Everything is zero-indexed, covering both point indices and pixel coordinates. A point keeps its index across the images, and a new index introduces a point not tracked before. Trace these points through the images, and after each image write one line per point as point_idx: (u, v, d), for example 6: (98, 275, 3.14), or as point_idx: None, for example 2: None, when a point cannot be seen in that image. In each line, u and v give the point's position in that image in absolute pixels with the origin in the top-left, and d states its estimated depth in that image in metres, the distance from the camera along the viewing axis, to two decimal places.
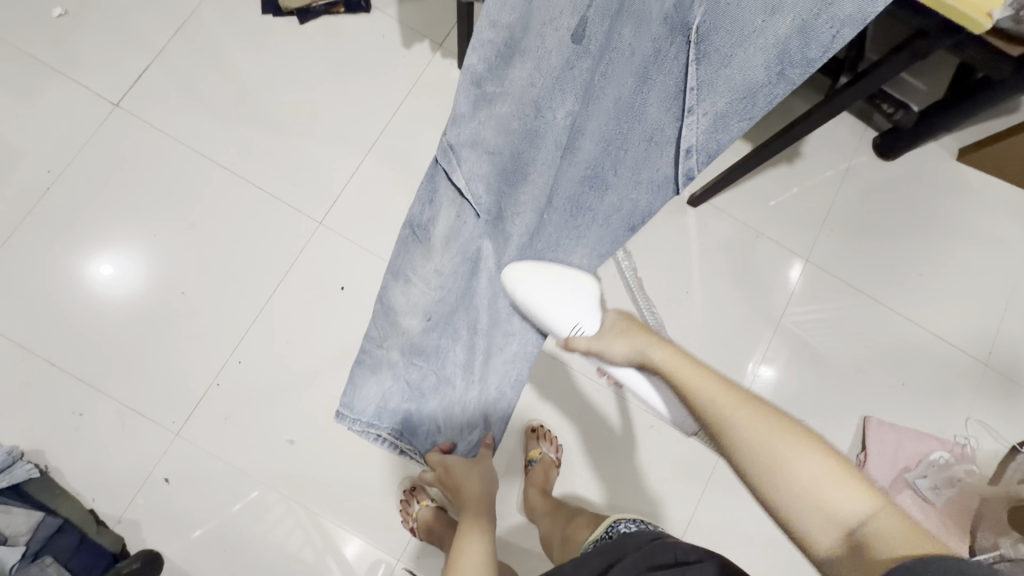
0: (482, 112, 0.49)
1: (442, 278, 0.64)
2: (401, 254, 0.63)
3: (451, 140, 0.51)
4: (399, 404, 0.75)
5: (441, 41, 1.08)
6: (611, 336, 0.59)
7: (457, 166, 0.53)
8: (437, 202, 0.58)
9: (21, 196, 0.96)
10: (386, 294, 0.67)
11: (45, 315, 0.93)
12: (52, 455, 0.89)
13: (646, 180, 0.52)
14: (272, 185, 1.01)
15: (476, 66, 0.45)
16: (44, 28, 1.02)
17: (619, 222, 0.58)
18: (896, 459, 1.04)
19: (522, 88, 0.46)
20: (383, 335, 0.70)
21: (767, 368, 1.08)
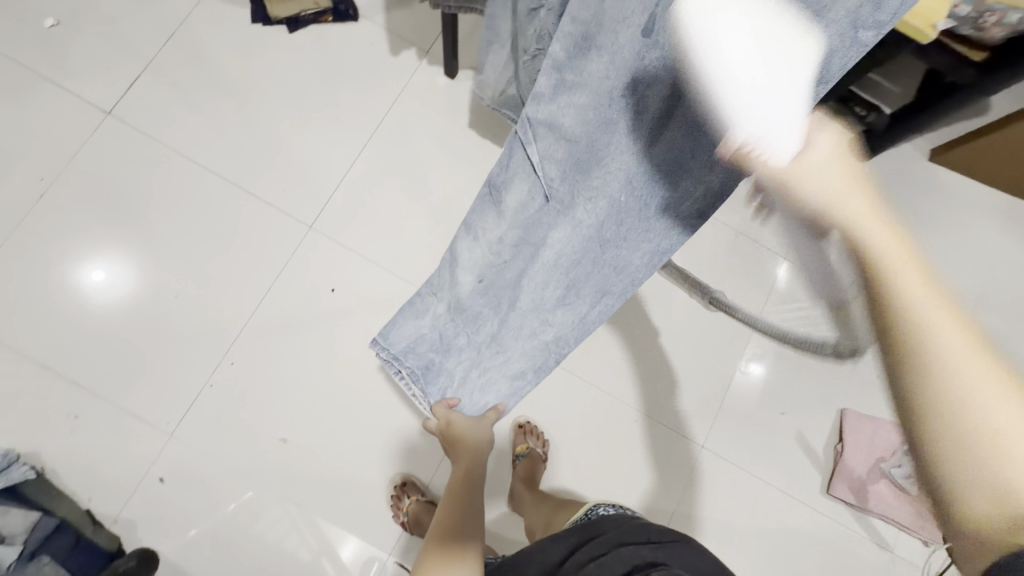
0: (562, 96, 0.47)
1: (502, 246, 0.62)
2: (476, 211, 0.64)
3: (529, 114, 0.50)
4: (425, 351, 0.77)
5: (428, 49, 1.11)
6: (823, 159, 0.40)
7: (533, 140, 0.52)
8: (512, 169, 0.56)
9: (14, 203, 0.98)
10: (454, 247, 0.68)
11: (39, 319, 0.95)
12: (47, 457, 0.91)
13: (736, 163, 0.46)
14: (263, 189, 1.04)
15: (558, 53, 0.45)
16: (35, 37, 1.04)
17: (692, 211, 0.52)
18: (872, 449, 1.07)
19: (599, 80, 0.44)
20: (439, 285, 0.74)
21: (758, 366, 1.11)
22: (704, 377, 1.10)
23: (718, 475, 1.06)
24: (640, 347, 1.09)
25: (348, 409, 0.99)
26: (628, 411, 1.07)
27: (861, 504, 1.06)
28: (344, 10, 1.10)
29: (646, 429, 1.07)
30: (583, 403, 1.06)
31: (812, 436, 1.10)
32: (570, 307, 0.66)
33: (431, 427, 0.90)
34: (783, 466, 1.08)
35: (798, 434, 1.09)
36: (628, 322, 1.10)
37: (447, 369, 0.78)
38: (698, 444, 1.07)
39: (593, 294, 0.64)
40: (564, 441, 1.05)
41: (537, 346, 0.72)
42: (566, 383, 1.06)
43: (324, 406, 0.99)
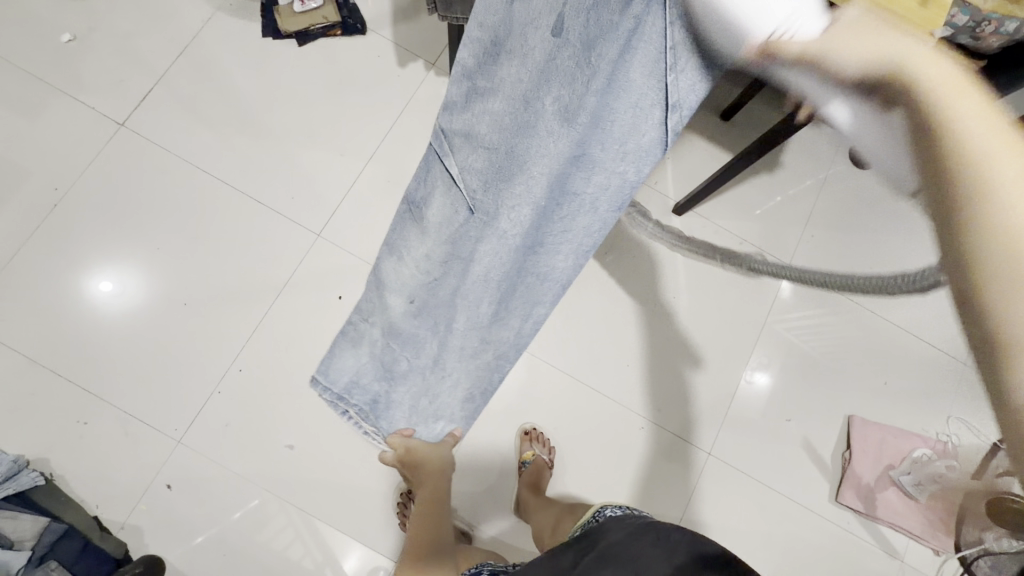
0: (476, 104, 0.50)
1: (430, 264, 0.66)
2: (397, 230, 0.68)
3: (444, 126, 0.54)
4: (369, 384, 0.80)
5: (434, 61, 1.14)
6: (846, 31, 0.36)
7: (451, 153, 0.55)
8: (432, 185, 0.60)
9: (29, 212, 1.00)
10: (381, 266, 0.72)
11: (50, 326, 0.96)
12: (56, 463, 0.92)
13: (632, 148, 0.47)
14: (272, 199, 1.05)
15: (468, 61, 0.48)
16: (51, 52, 1.06)
17: (609, 204, 0.53)
18: (880, 456, 1.07)
19: (511, 84, 0.46)
20: (370, 312, 0.77)
21: (762, 375, 1.11)
22: (709, 384, 1.10)
23: (724, 483, 1.06)
24: (644, 354, 1.10)
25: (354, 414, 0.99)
26: (635, 418, 1.07)
27: (870, 511, 1.05)
28: (352, 24, 1.13)
29: (652, 436, 1.07)
30: (590, 410, 1.06)
31: (818, 443, 1.09)
32: (502, 321, 0.69)
33: (387, 457, 0.87)
34: (790, 474, 1.07)
35: (804, 440, 1.09)
36: (633, 329, 1.10)
37: (394, 400, 0.81)
38: (703, 451, 1.07)
39: (523, 307, 0.67)
40: (569, 448, 1.05)
41: (474, 360, 0.75)
42: (570, 391, 1.07)
43: (331, 413, 0.99)
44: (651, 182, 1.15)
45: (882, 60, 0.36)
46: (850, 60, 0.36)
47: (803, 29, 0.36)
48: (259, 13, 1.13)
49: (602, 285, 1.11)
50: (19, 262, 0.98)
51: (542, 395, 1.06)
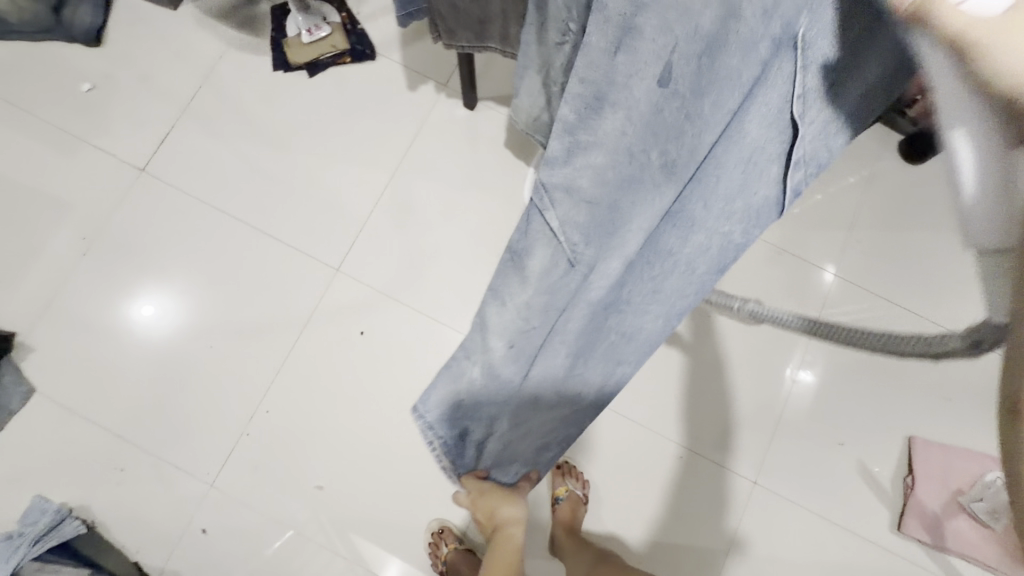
0: (577, 159, 0.48)
1: (530, 312, 0.62)
2: (500, 279, 0.64)
3: (543, 179, 0.51)
4: (460, 418, 0.77)
5: (445, 82, 1.10)
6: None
7: (550, 206, 0.53)
8: (533, 236, 0.57)
9: (58, 262, 1.02)
10: (482, 311, 0.68)
11: (84, 374, 0.98)
12: (97, 510, 0.94)
13: (741, 208, 0.50)
14: (290, 235, 1.04)
15: (569, 116, 0.46)
16: (74, 102, 1.08)
17: (708, 264, 0.57)
18: (947, 482, 0.98)
19: (614, 138, 0.45)
20: (473, 349, 0.72)
21: (807, 373, 1.04)
22: (753, 406, 1.03)
23: (772, 513, 0.99)
24: (680, 378, 1.03)
25: (382, 451, 0.98)
26: (675, 446, 1.01)
27: (937, 543, 0.96)
28: (362, 50, 1.11)
29: (693, 466, 1.01)
30: (625, 439, 1.01)
31: (876, 467, 1.01)
32: (583, 372, 0.68)
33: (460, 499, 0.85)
34: (845, 503, 1.00)
35: (860, 465, 1.01)
36: (668, 353, 1.04)
37: (481, 435, 0.78)
38: (748, 480, 1.00)
39: (604, 359, 0.67)
40: (604, 480, 1.00)
41: (554, 413, 0.73)
42: (604, 420, 1.02)
43: (358, 451, 0.98)
44: None
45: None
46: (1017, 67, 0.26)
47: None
48: (269, 45, 1.11)
49: None
50: (51, 314, 1.00)
51: None
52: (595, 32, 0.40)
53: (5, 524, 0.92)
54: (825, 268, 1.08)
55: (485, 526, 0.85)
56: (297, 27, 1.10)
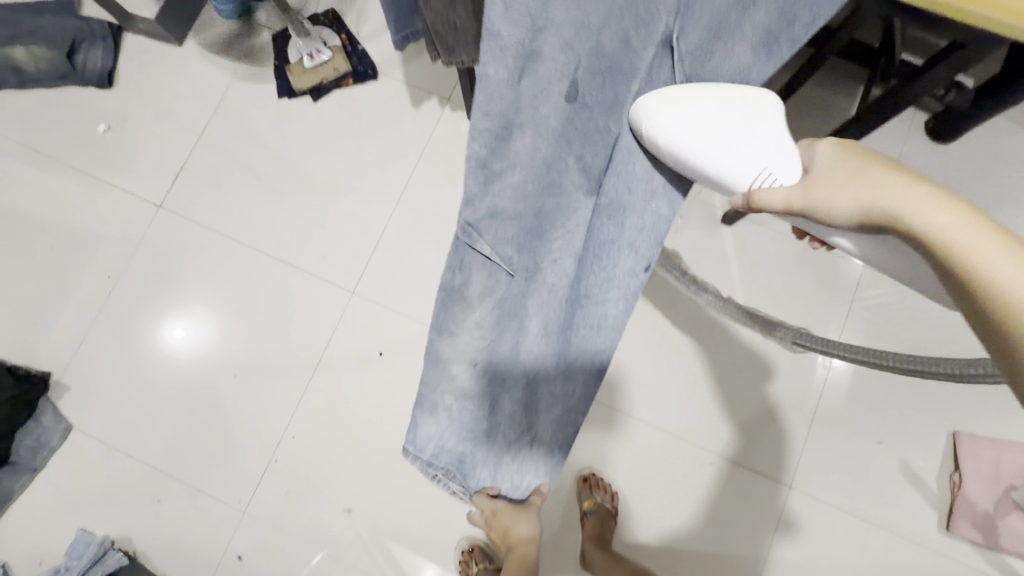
0: (495, 186, 0.49)
1: (488, 329, 0.55)
2: (441, 314, 0.56)
3: (467, 218, 0.51)
4: (457, 444, 0.62)
5: (448, 96, 1.10)
6: (831, 185, 0.41)
7: (480, 236, 0.52)
8: (467, 268, 0.54)
9: (87, 303, 1.05)
10: (432, 349, 0.58)
11: (117, 408, 1.01)
12: (138, 540, 0.96)
13: (657, 184, 0.49)
14: (304, 260, 1.05)
15: (479, 151, 0.47)
16: (91, 144, 1.11)
17: (649, 241, 0.49)
18: (998, 478, 0.93)
19: (528, 156, 0.47)
20: (437, 380, 0.60)
21: (841, 359, 1.00)
22: (785, 407, 0.99)
23: (811, 517, 0.96)
24: (704, 383, 1.00)
25: (409, 469, 0.98)
26: (704, 453, 0.98)
27: (992, 544, 0.91)
28: (363, 71, 1.10)
29: (725, 472, 0.98)
30: (654, 449, 0.99)
31: (919, 465, 0.96)
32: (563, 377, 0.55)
33: (473, 517, 0.83)
34: (887, 503, 0.95)
35: (902, 464, 0.97)
36: (691, 357, 1.01)
37: (483, 457, 0.62)
38: (783, 485, 0.97)
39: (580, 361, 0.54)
40: (632, 490, 0.98)
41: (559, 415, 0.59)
42: (632, 429, 1.00)
43: (385, 472, 0.98)
44: (695, 192, 1.05)
45: (866, 208, 0.39)
46: (840, 206, 0.40)
47: (780, 181, 0.45)
48: (272, 73, 1.12)
49: (650, 312, 1.02)
50: (83, 351, 1.03)
51: (599, 436, 1.00)
52: (493, 63, 0.43)
53: (52, 559, 0.95)
54: (853, 257, 1.03)
55: (499, 544, 0.84)
56: (298, 53, 1.10)
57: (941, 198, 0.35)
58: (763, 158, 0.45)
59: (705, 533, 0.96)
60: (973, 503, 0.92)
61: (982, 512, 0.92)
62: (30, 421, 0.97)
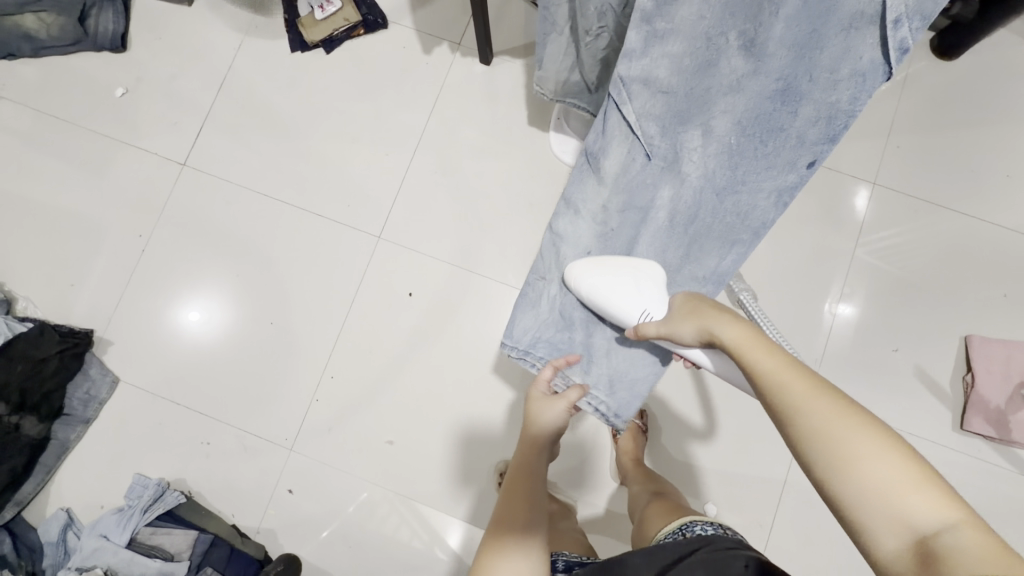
0: (654, 49, 0.54)
1: (608, 216, 0.63)
2: (575, 184, 0.63)
3: (622, 74, 0.56)
4: (551, 336, 0.67)
5: (459, 40, 1.11)
6: (680, 318, 0.57)
7: (628, 100, 0.57)
8: (609, 135, 0.60)
9: (122, 260, 1.08)
10: (554, 226, 0.65)
11: (161, 362, 1.05)
12: (192, 481, 1.01)
13: (848, 72, 0.50)
14: (329, 209, 1.08)
15: (647, 6, 0.52)
16: (109, 107, 1.13)
17: (819, 136, 0.54)
18: (1009, 375, 0.97)
19: (691, 23, 0.52)
20: (547, 267, 0.66)
21: (846, 306, 1.03)
22: (802, 323, 1.03)
23: None
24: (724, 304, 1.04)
25: (444, 401, 1.02)
26: None
27: (1005, 437, 0.96)
28: (373, 20, 1.12)
29: (747, 387, 1.02)
30: (677, 370, 1.03)
31: (934, 370, 1.01)
32: (697, 265, 0.63)
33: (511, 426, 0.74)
34: (906, 407, 1.00)
35: (917, 369, 1.01)
36: None
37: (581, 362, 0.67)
38: None
39: (720, 246, 0.62)
40: (660, 409, 1.02)
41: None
42: None
43: (423, 405, 1.02)
44: None
45: (704, 331, 0.55)
46: (688, 333, 0.56)
47: (654, 316, 0.60)
48: (284, 28, 1.14)
49: None
50: (120, 310, 1.06)
51: None
52: None
53: (112, 502, 1.00)
54: (858, 192, 1.06)
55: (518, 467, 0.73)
56: (308, 6, 1.11)
57: (737, 320, 0.53)
58: (641, 302, 0.60)
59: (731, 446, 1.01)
60: (986, 401, 0.97)
61: (994, 410, 0.96)
62: (78, 374, 1.01)
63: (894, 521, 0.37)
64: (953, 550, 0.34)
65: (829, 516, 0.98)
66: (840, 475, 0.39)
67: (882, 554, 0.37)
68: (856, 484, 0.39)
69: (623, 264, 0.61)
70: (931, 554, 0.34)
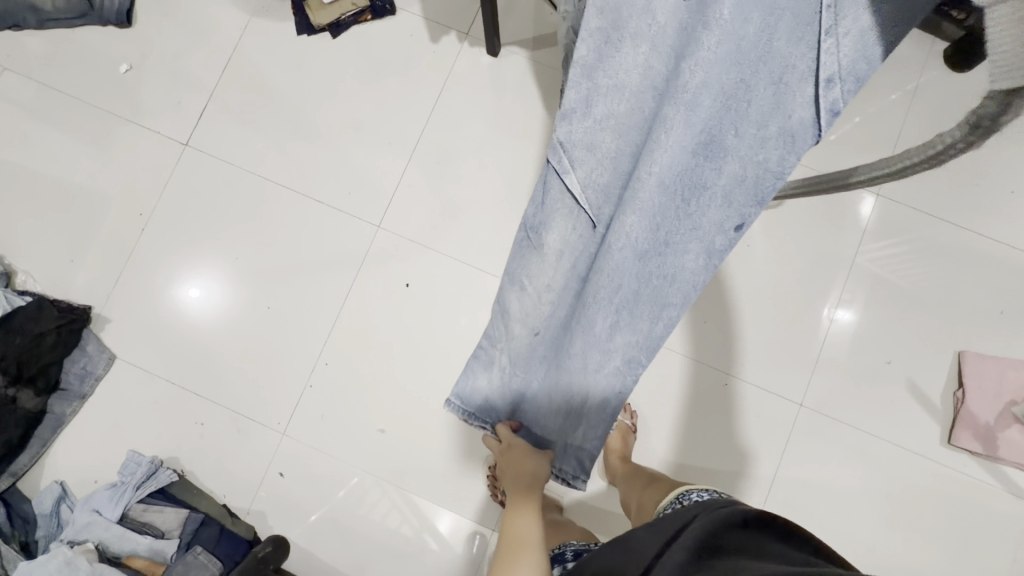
0: (596, 108, 0.48)
1: (552, 294, 0.60)
2: (518, 260, 0.61)
3: (562, 137, 0.50)
4: (498, 403, 0.72)
5: (467, 30, 1.10)
6: None
7: (571, 167, 0.51)
8: (550, 206, 0.55)
9: (122, 238, 1.08)
10: (502, 301, 0.65)
11: (158, 340, 1.05)
12: (185, 460, 1.02)
13: (776, 130, 0.44)
14: (330, 196, 1.08)
15: (586, 55, 0.46)
16: (113, 83, 1.12)
17: (745, 196, 0.48)
18: (1001, 393, 0.98)
19: (630, 72, 0.46)
20: (497, 336, 0.68)
21: (845, 312, 1.03)
22: (796, 332, 1.03)
23: (821, 434, 1.01)
24: (720, 308, 1.05)
25: (436, 392, 1.03)
26: (719, 374, 1.03)
27: (991, 453, 0.97)
28: (381, 5, 1.10)
29: (739, 392, 1.03)
30: (671, 372, 1.04)
31: (926, 384, 1.01)
32: (628, 327, 0.55)
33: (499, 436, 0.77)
34: (895, 419, 1.01)
35: (909, 382, 1.01)
36: (707, 285, 1.05)
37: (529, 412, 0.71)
38: (794, 405, 1.02)
39: (651, 309, 0.54)
40: (652, 409, 1.03)
41: (608, 376, 0.58)
42: (651, 354, 1.04)
43: (416, 396, 1.03)
44: None
45: None
46: None
47: None
48: (291, 10, 1.13)
49: None
50: (119, 287, 1.07)
51: None
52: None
53: (106, 477, 1.01)
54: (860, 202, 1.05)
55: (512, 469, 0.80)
56: None
57: None
58: None
59: (720, 450, 1.02)
60: (974, 417, 0.97)
61: (983, 426, 0.97)
62: (76, 349, 1.02)
63: None
64: None
65: (813, 524, 0.99)
66: None
67: None
68: None
69: None
70: None
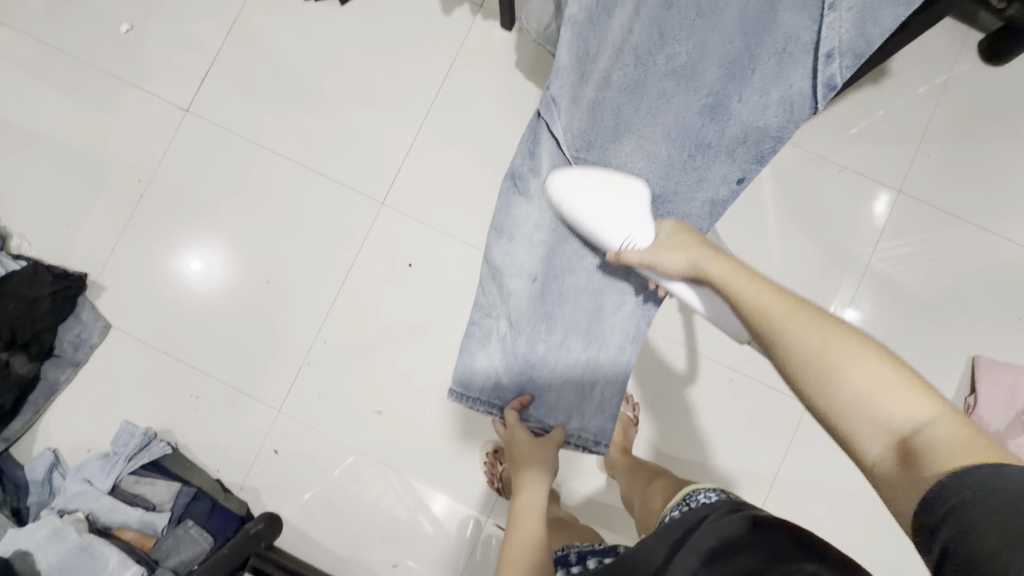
0: (588, 68, 0.59)
1: (545, 234, 0.67)
2: (504, 210, 0.67)
3: (553, 93, 0.59)
4: (508, 383, 0.71)
5: (481, 2, 1.05)
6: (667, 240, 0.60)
7: (558, 118, 0.61)
8: (540, 153, 0.64)
9: (119, 205, 1.06)
10: (491, 260, 0.68)
11: (156, 310, 1.03)
12: (179, 433, 1.01)
13: (777, 98, 0.57)
14: (333, 170, 1.05)
15: (578, 15, 0.57)
16: (113, 44, 1.09)
17: (746, 153, 0.61)
18: (1013, 401, 0.95)
19: (620, 36, 0.57)
20: (491, 304, 0.68)
21: (853, 312, 1.00)
22: None
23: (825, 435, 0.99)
24: None
25: (436, 376, 1.01)
26: (724, 369, 1.01)
27: None
28: None
29: (744, 388, 1.01)
30: (675, 365, 1.01)
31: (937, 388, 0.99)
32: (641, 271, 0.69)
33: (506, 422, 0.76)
34: None
35: None
36: None
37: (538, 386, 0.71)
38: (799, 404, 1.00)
39: None
40: (654, 402, 1.01)
41: (623, 319, 0.70)
42: (656, 346, 1.02)
43: (414, 378, 1.01)
44: None
45: (694, 266, 0.58)
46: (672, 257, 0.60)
47: (638, 245, 0.63)
48: None
49: None
50: (116, 255, 1.04)
51: None
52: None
53: (99, 447, 1.00)
54: (878, 199, 1.02)
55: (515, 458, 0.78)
56: None
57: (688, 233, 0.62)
58: (626, 222, 0.63)
59: (722, 446, 1.00)
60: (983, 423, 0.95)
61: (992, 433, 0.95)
62: (70, 316, 1.00)
63: (873, 429, 0.39)
64: (935, 444, 0.37)
65: (811, 524, 0.97)
66: (828, 386, 0.42)
67: (869, 459, 0.39)
68: (843, 396, 0.41)
69: (614, 182, 0.63)
70: (911, 448, 0.37)
